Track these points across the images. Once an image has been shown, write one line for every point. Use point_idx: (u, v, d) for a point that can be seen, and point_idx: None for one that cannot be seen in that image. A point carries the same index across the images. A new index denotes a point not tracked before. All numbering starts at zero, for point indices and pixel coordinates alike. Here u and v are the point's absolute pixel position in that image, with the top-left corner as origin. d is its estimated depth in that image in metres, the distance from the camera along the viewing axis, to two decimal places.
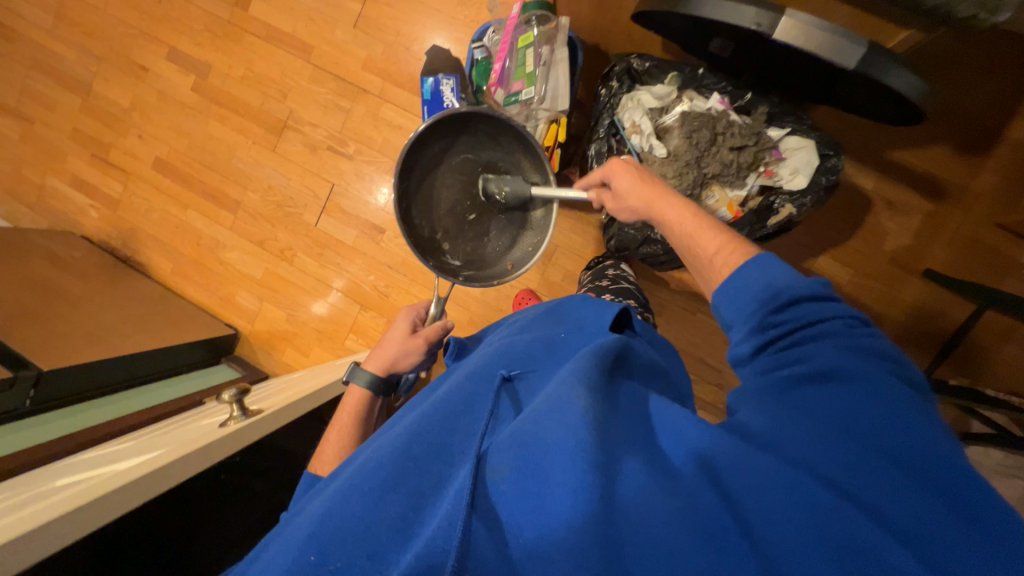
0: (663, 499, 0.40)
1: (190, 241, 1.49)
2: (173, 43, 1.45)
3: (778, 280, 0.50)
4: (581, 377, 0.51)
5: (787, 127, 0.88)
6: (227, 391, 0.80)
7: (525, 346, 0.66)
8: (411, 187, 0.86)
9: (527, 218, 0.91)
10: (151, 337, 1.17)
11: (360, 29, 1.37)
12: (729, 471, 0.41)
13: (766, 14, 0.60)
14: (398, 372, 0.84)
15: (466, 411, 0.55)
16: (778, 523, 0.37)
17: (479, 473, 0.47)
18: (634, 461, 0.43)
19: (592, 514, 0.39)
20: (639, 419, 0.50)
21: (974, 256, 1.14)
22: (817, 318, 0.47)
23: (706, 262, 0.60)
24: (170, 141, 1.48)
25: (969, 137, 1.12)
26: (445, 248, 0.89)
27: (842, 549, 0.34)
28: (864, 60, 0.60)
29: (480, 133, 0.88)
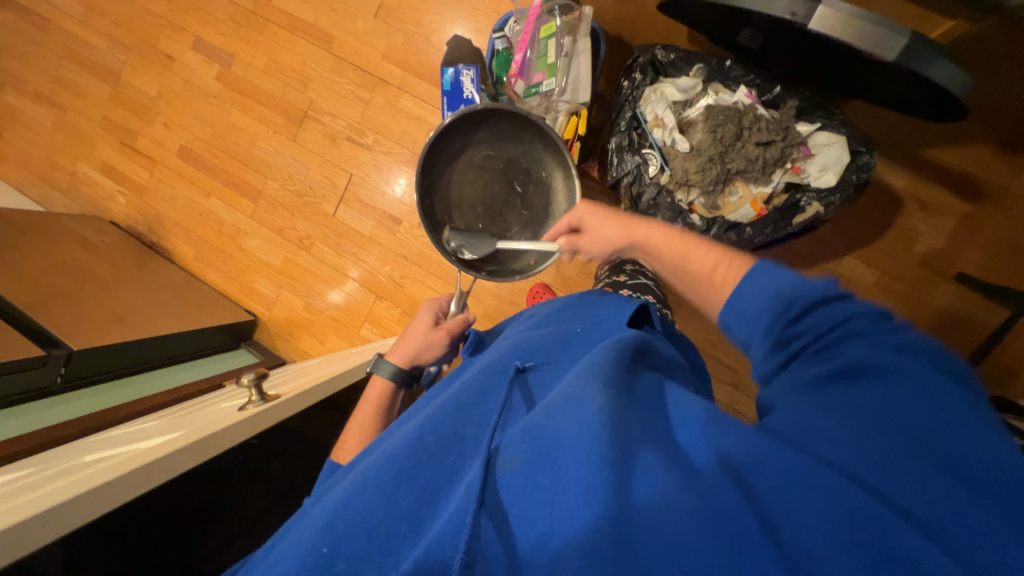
0: (682, 498, 0.37)
1: (213, 229, 1.52)
2: (199, 33, 1.48)
3: (785, 289, 0.47)
4: (599, 372, 0.49)
5: (818, 122, 0.83)
6: (247, 375, 0.80)
7: (540, 339, 0.62)
8: (433, 185, 0.87)
9: (551, 213, 0.88)
10: (174, 320, 1.20)
11: (381, 20, 1.36)
12: (761, 475, 0.37)
13: (801, 3, 0.56)
14: (421, 364, 0.83)
15: (478, 402, 0.52)
16: (815, 530, 0.33)
17: (490, 467, 0.44)
18: (656, 460, 0.40)
19: (608, 514, 0.36)
20: (661, 420, 0.46)
21: (1014, 261, 1.06)
22: (844, 316, 0.44)
23: (704, 280, 0.57)
24: (195, 129, 1.51)
25: (1013, 135, 1.04)
26: (466, 245, 0.88)
27: (883, 559, 0.31)
28: (907, 50, 0.55)
29: (503, 130, 0.88)
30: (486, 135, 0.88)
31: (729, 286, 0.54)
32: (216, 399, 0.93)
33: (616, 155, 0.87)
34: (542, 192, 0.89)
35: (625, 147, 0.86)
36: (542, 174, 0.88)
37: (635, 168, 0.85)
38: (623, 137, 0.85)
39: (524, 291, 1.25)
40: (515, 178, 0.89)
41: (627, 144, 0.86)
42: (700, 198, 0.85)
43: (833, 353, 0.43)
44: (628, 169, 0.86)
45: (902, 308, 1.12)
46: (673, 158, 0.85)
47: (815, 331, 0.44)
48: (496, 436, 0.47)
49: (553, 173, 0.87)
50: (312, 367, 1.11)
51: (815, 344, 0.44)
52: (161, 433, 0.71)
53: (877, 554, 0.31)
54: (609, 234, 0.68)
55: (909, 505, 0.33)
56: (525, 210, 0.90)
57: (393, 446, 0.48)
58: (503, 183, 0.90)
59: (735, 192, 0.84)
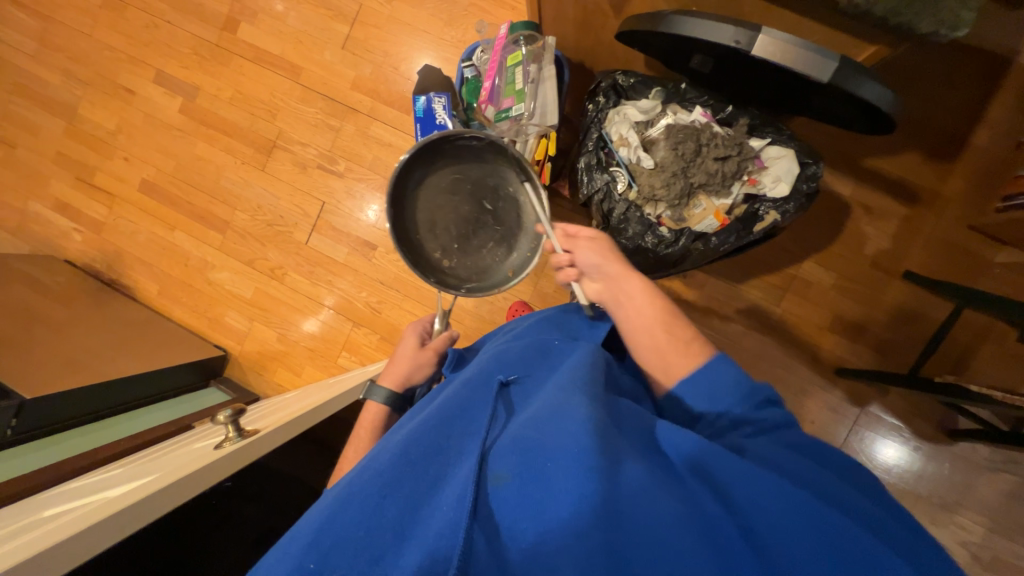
0: (669, 504, 0.39)
1: (178, 263, 1.47)
2: (161, 66, 1.46)
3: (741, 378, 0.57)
4: (583, 386, 0.49)
5: (768, 138, 0.89)
6: (222, 412, 0.76)
7: (519, 350, 0.62)
8: (404, 215, 0.88)
9: (522, 227, 0.89)
10: (138, 360, 1.14)
11: (348, 51, 1.38)
12: (734, 489, 0.41)
13: (744, 32, 0.61)
14: (413, 386, 0.82)
15: (462, 415, 0.51)
16: (785, 530, 0.38)
17: (480, 475, 0.43)
18: (642, 469, 0.41)
19: (601, 525, 0.37)
20: (643, 433, 0.48)
21: (953, 259, 1.15)
22: (779, 415, 0.54)
23: (680, 345, 0.64)
24: (157, 163, 1.47)
25: (937, 145, 1.15)
26: (445, 267, 0.89)
27: (838, 554, 0.37)
28: (838, 73, 0.61)
29: (465, 153, 0.88)
30: (449, 161, 0.87)
31: (693, 362, 0.61)
32: (187, 439, 0.88)
33: (586, 173, 0.90)
34: (512, 207, 0.89)
35: (594, 165, 0.90)
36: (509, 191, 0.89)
37: (604, 185, 0.88)
38: (590, 156, 0.90)
39: (503, 309, 1.26)
40: (485, 198, 0.89)
41: (594, 164, 0.90)
42: (667, 211, 0.89)
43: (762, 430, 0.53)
44: (598, 186, 0.89)
45: (857, 306, 1.19)
46: (639, 174, 0.89)
47: (768, 424, 0.52)
48: (487, 440, 0.47)
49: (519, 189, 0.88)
50: (289, 400, 1.07)
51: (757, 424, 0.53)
52: (132, 479, 0.67)
53: (838, 552, 0.37)
54: (613, 266, 0.71)
55: (863, 523, 0.40)
56: (498, 226, 0.90)
57: (375, 463, 0.47)
58: (473, 204, 0.89)
59: (699, 204, 0.88)
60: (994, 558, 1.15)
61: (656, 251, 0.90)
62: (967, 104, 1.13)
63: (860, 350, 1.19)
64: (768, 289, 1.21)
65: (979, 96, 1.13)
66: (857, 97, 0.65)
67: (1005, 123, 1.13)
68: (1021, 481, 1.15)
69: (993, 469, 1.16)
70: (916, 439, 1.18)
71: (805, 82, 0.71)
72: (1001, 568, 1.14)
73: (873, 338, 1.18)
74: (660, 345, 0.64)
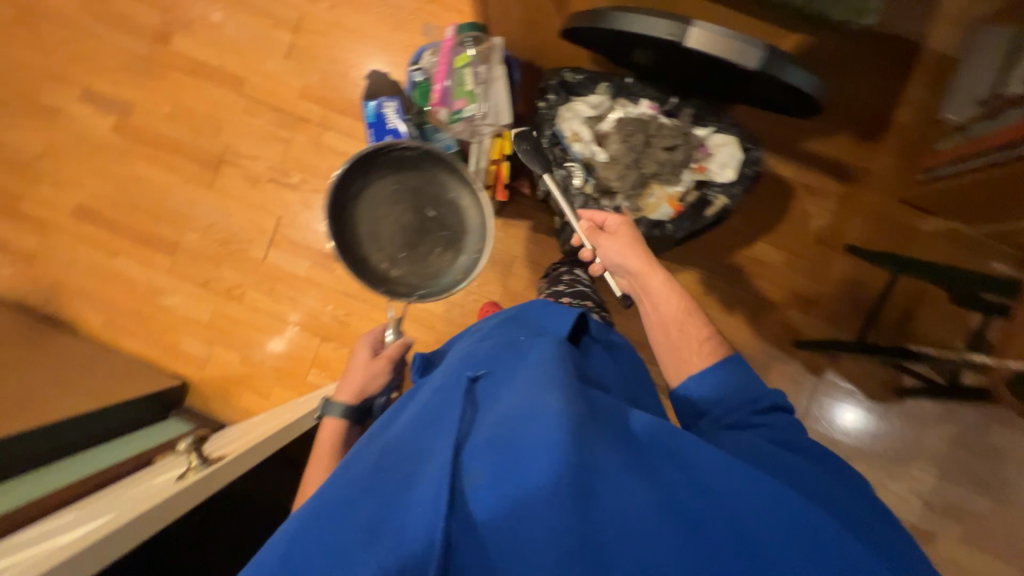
0: (644, 495, 0.41)
1: (124, 290, 1.38)
2: (88, 83, 1.37)
3: (745, 384, 0.64)
4: (557, 381, 0.49)
5: (710, 126, 0.92)
6: (186, 443, 0.75)
7: (489, 348, 0.60)
8: (348, 229, 0.89)
9: (467, 230, 0.91)
10: (85, 398, 1.07)
11: (293, 59, 1.34)
12: (702, 475, 0.43)
13: (677, 25, 0.64)
14: (370, 397, 0.81)
15: (435, 418, 0.50)
16: (755, 511, 0.41)
17: (454, 472, 0.42)
18: (618, 464, 0.42)
19: (576, 518, 0.38)
20: (618, 423, 0.48)
21: (887, 230, 1.24)
22: (773, 412, 0.60)
23: (693, 342, 0.72)
24: (92, 186, 1.38)
25: (865, 126, 1.24)
26: (394, 276, 0.89)
27: (803, 532, 0.40)
28: (765, 60, 0.64)
29: (403, 165, 0.90)
30: (388, 174, 0.89)
31: (706, 361, 0.69)
32: (147, 473, 0.83)
33: (542, 170, 0.93)
34: (455, 212, 0.92)
35: (550, 162, 0.93)
36: (450, 197, 0.91)
37: (560, 181, 0.90)
38: (546, 154, 0.92)
39: (473, 311, 1.26)
40: (427, 205, 0.91)
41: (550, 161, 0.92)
42: (624, 203, 0.92)
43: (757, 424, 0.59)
44: (555, 182, 0.92)
45: (807, 281, 1.26)
46: (594, 168, 0.92)
47: (770, 424, 0.59)
48: (461, 434, 0.45)
49: (460, 194, 0.91)
50: (257, 422, 1.03)
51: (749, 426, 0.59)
52: (88, 520, 0.63)
53: (803, 529, 0.40)
54: (638, 262, 0.77)
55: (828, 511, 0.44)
56: (443, 232, 0.91)
57: (349, 472, 0.46)
58: (417, 212, 0.91)
59: (653, 194, 0.92)
60: (944, 503, 1.25)
61: None
62: (888, 87, 1.23)
63: (814, 322, 1.26)
64: (725, 271, 1.26)
65: (897, 79, 1.22)
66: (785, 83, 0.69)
67: (923, 101, 1.22)
68: (962, 429, 1.25)
69: (937, 420, 1.26)
70: (869, 400, 1.27)
71: (740, 72, 0.75)
72: (951, 511, 1.24)
73: (823, 309, 1.26)
74: (670, 341, 0.74)
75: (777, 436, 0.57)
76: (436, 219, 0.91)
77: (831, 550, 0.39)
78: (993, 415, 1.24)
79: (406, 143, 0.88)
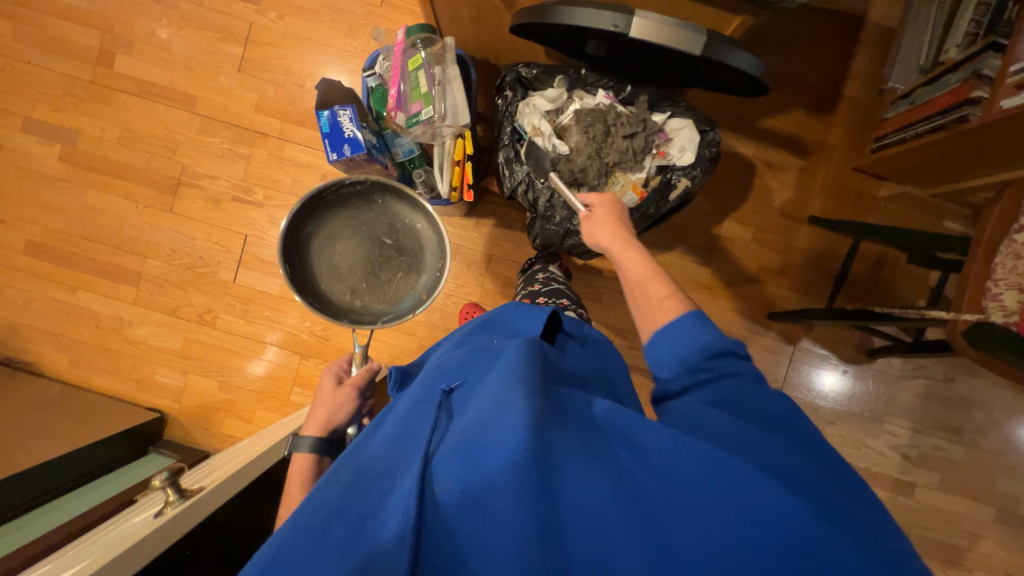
0: (609, 489, 0.40)
1: (87, 325, 1.32)
2: (28, 112, 1.31)
3: (702, 336, 0.59)
4: (520, 378, 0.48)
5: (668, 111, 0.94)
6: (158, 476, 0.70)
7: (461, 358, 0.59)
8: (306, 268, 0.88)
9: (425, 252, 0.92)
10: (54, 443, 1.03)
11: (246, 73, 1.31)
12: (659, 459, 0.42)
13: (620, 16, 0.65)
14: (338, 428, 0.78)
15: (410, 432, 0.50)
16: (714, 498, 0.39)
17: (425, 483, 0.42)
18: (577, 457, 0.41)
19: (536, 512, 0.38)
20: (586, 419, 0.47)
21: (845, 198, 1.28)
22: (728, 364, 0.56)
23: (655, 302, 0.68)
24: (43, 220, 1.31)
25: (817, 100, 1.28)
26: (358, 306, 0.90)
27: (766, 515, 0.37)
28: (708, 45, 0.66)
29: (351, 199, 0.90)
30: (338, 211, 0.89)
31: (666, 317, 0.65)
32: (127, 513, 0.80)
33: (507, 168, 0.93)
34: (411, 237, 0.93)
35: (513, 159, 0.93)
36: (404, 223, 0.92)
37: (525, 176, 0.92)
38: (508, 151, 0.92)
39: (454, 314, 1.25)
40: (382, 234, 0.91)
41: (513, 157, 0.93)
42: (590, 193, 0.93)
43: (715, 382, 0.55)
44: (520, 178, 0.93)
45: (775, 254, 1.30)
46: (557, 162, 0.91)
47: (718, 373, 0.56)
48: (430, 448, 0.46)
49: (414, 219, 0.92)
50: (243, 447, 1.01)
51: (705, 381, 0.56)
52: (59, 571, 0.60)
53: (766, 513, 0.38)
54: (602, 236, 0.77)
55: (802, 494, 0.40)
56: (402, 257, 0.92)
57: (324, 490, 0.46)
58: (372, 242, 0.91)
59: (617, 182, 0.91)
60: (920, 454, 1.30)
61: None
62: (835, 61, 1.27)
63: (785, 294, 1.30)
64: (697, 252, 1.29)
65: (843, 53, 1.27)
66: (730, 66, 0.71)
67: (868, 72, 1.27)
68: (930, 382, 1.31)
69: (907, 376, 1.31)
70: (844, 363, 1.31)
71: (685, 58, 0.76)
72: (927, 461, 1.30)
73: (793, 281, 1.30)
74: (636, 304, 0.71)
75: (744, 402, 0.52)
76: (394, 247, 0.92)
77: (796, 534, 0.37)
78: (958, 366, 1.30)
79: (353, 178, 0.87)
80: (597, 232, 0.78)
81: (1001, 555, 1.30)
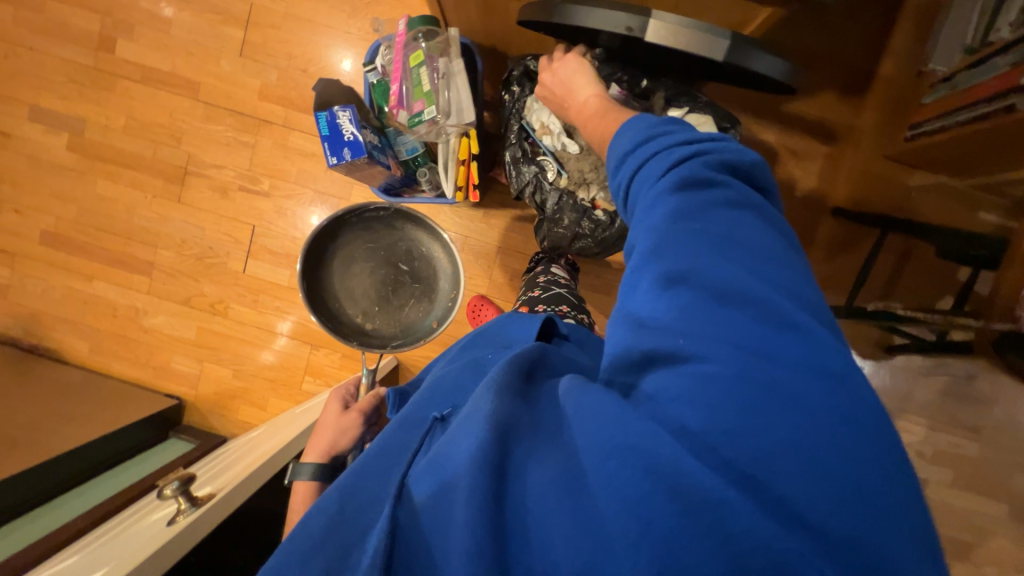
0: (571, 499, 0.34)
1: (104, 314, 1.35)
2: (34, 100, 1.30)
3: (644, 133, 0.45)
4: (491, 382, 0.45)
5: (685, 108, 0.87)
6: (169, 485, 0.73)
7: (453, 377, 0.58)
8: (320, 286, 0.89)
9: (439, 280, 0.92)
10: (84, 429, 1.08)
11: (248, 57, 1.27)
12: (599, 427, 0.35)
13: (635, 18, 0.60)
14: (341, 454, 0.76)
15: (394, 458, 0.48)
16: (684, 492, 0.30)
17: (403, 506, 0.40)
18: (535, 452, 0.38)
19: (494, 521, 0.35)
20: (557, 411, 0.42)
21: (872, 188, 1.21)
22: (671, 152, 0.42)
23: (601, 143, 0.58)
24: (56, 210, 1.33)
25: (848, 81, 1.20)
26: (369, 329, 0.90)
27: (741, 509, 0.29)
28: (730, 51, 0.61)
29: (370, 221, 0.89)
30: (359, 233, 0.89)
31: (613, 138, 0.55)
32: (144, 514, 0.83)
33: (513, 168, 0.89)
34: (426, 265, 0.92)
35: (520, 158, 0.89)
36: (421, 250, 0.91)
37: (533, 177, 0.87)
38: (515, 149, 0.88)
39: (462, 307, 1.24)
40: (398, 260, 0.91)
41: (520, 156, 0.89)
42: (600, 193, 0.88)
43: (656, 166, 0.42)
44: (527, 179, 0.88)
45: None
46: (567, 161, 0.87)
47: (649, 172, 0.42)
48: (409, 472, 0.44)
49: (430, 247, 0.91)
50: (253, 444, 1.01)
51: (644, 191, 0.42)
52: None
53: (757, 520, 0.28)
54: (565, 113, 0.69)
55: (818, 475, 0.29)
56: (417, 283, 0.92)
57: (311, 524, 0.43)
58: (388, 267, 0.91)
59: None
60: (934, 450, 1.28)
61: (595, 236, 0.89)
62: (869, 37, 1.18)
63: None
64: None
65: (880, 27, 1.17)
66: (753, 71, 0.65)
67: (905, 51, 1.17)
68: (951, 379, 1.27)
69: (926, 373, 1.27)
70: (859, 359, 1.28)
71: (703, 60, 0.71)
72: (942, 458, 1.28)
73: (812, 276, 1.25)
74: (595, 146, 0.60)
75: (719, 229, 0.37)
76: (410, 274, 0.91)
77: (774, 543, 0.27)
78: (981, 364, 1.25)
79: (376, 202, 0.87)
80: (566, 103, 0.68)
81: (1011, 551, 1.29)
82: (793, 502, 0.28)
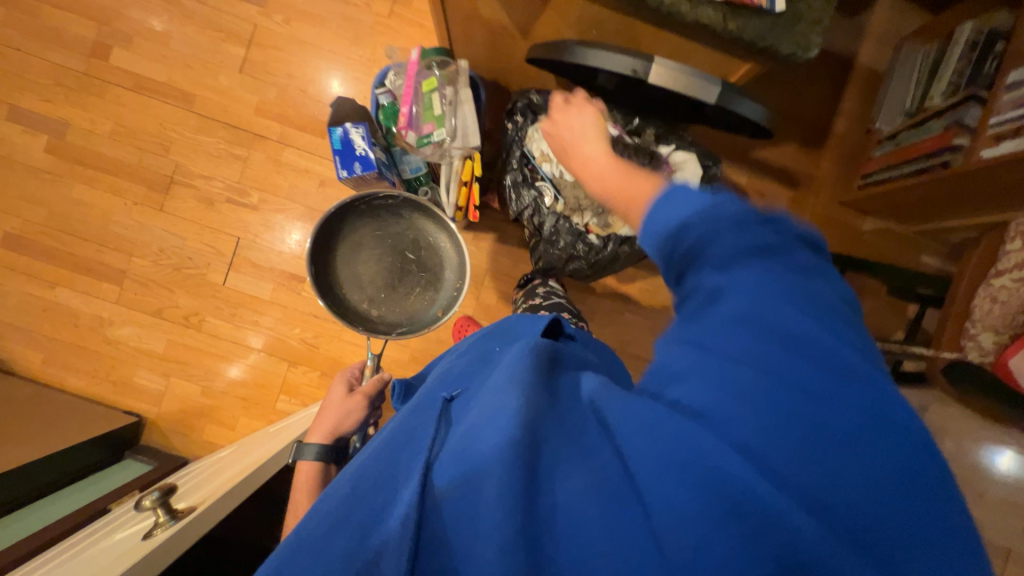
0: (601, 491, 0.35)
1: (65, 323, 1.28)
2: (14, 101, 1.26)
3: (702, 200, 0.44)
4: (514, 377, 0.45)
5: (673, 145, 0.96)
6: (148, 497, 0.70)
7: (461, 369, 0.60)
8: (328, 270, 0.89)
9: (445, 270, 0.93)
10: (33, 446, 0.99)
11: (247, 75, 1.29)
12: (633, 425, 0.37)
13: (639, 62, 0.66)
14: (344, 435, 0.76)
15: (406, 443, 0.48)
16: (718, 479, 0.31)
17: (424, 490, 0.41)
18: (565, 454, 0.38)
19: (522, 510, 0.35)
20: (583, 408, 0.42)
21: (831, 229, 1.33)
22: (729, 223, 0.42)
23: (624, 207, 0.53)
24: (24, 212, 1.27)
25: (807, 134, 1.33)
26: (375, 315, 0.91)
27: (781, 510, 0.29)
28: (719, 96, 0.68)
29: (380, 210, 0.91)
30: (368, 221, 0.91)
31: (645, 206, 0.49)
32: (110, 533, 0.78)
33: (513, 191, 0.95)
34: (432, 254, 0.93)
35: (520, 183, 0.94)
36: (427, 240, 0.93)
37: (532, 202, 0.93)
38: (516, 174, 0.93)
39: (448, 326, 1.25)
40: (405, 249, 0.92)
41: (521, 180, 0.94)
42: (593, 219, 0.93)
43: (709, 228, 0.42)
44: (526, 203, 0.94)
45: None
46: (564, 188, 0.91)
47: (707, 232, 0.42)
48: (431, 454, 0.44)
49: (437, 236, 0.92)
50: (227, 463, 0.96)
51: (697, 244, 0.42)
52: None
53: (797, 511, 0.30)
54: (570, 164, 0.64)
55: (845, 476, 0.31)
56: (422, 271, 0.93)
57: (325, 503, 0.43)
58: (395, 256, 0.92)
59: None
60: None
61: (588, 258, 0.95)
62: (824, 97, 1.32)
63: None
64: None
65: (834, 89, 1.32)
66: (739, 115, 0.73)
67: (856, 111, 1.32)
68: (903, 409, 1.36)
69: None
70: None
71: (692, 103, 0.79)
72: None
73: None
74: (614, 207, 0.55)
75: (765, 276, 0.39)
76: (417, 262, 0.92)
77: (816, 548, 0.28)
78: None
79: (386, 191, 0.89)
80: (572, 153, 0.63)
81: None
82: (812, 490, 0.30)
